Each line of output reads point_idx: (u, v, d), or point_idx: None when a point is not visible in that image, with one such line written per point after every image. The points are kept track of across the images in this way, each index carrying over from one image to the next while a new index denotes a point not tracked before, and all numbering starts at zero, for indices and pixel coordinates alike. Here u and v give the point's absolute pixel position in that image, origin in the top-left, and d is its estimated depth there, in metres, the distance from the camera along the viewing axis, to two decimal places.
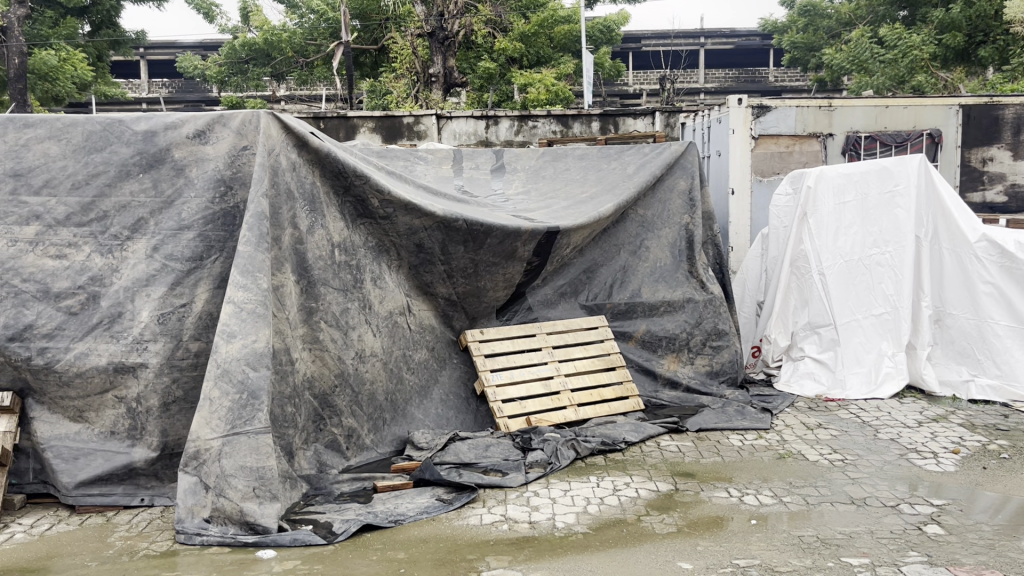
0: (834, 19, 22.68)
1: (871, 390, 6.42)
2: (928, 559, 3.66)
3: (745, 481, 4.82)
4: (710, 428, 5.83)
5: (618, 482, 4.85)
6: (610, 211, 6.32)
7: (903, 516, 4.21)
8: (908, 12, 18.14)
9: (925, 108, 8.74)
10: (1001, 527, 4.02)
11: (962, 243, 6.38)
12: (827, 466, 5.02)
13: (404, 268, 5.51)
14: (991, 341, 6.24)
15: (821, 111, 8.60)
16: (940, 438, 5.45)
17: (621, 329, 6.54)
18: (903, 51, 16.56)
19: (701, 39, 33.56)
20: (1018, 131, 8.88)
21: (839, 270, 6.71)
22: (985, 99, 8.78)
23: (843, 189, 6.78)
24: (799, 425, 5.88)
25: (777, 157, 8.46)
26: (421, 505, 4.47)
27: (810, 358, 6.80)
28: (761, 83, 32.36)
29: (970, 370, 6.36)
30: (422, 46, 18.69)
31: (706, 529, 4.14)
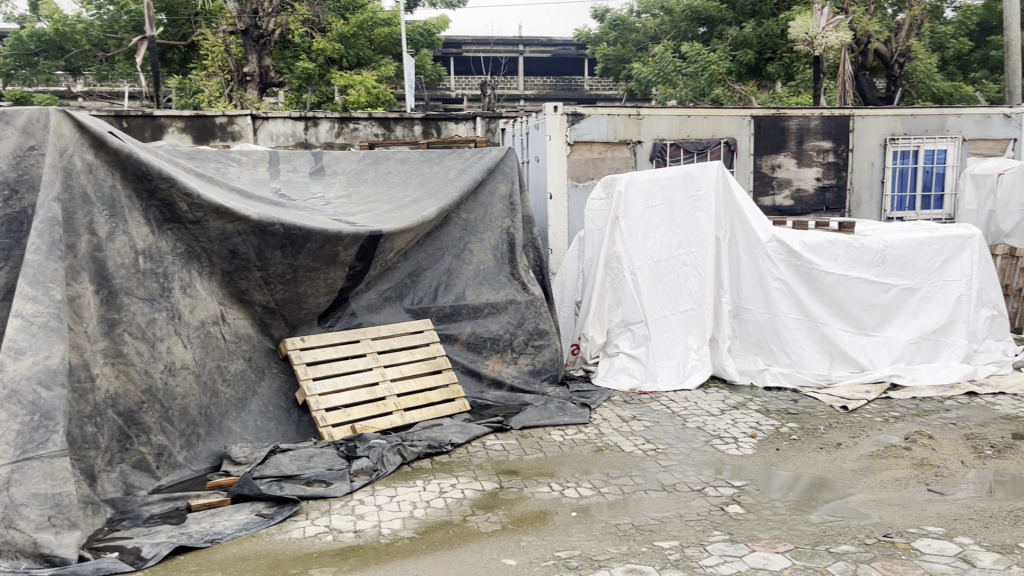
0: (641, 33, 23.90)
1: (680, 381, 6.87)
2: (730, 537, 3.95)
3: (566, 475, 4.99)
4: (532, 425, 5.98)
5: (444, 484, 4.88)
6: (432, 215, 6.36)
7: (708, 498, 4.52)
8: (706, 29, 19.44)
9: (721, 118, 9.39)
10: (792, 503, 4.41)
11: (755, 243, 6.95)
12: (641, 456, 5.29)
13: (216, 275, 5.26)
14: (782, 333, 6.88)
15: (631, 119, 9.05)
16: (740, 424, 5.89)
17: (446, 331, 6.58)
18: (703, 66, 17.74)
19: (519, 47, 34.47)
20: (801, 141, 9.63)
21: (648, 269, 7.05)
22: (772, 111, 9.52)
23: (650, 193, 7.13)
24: (615, 418, 6.16)
25: (591, 163, 8.88)
26: (239, 522, 4.29)
27: (624, 354, 7.13)
28: (578, 91, 33.61)
29: (765, 360, 6.97)
30: (236, 44, 17.93)
31: (529, 525, 4.26)
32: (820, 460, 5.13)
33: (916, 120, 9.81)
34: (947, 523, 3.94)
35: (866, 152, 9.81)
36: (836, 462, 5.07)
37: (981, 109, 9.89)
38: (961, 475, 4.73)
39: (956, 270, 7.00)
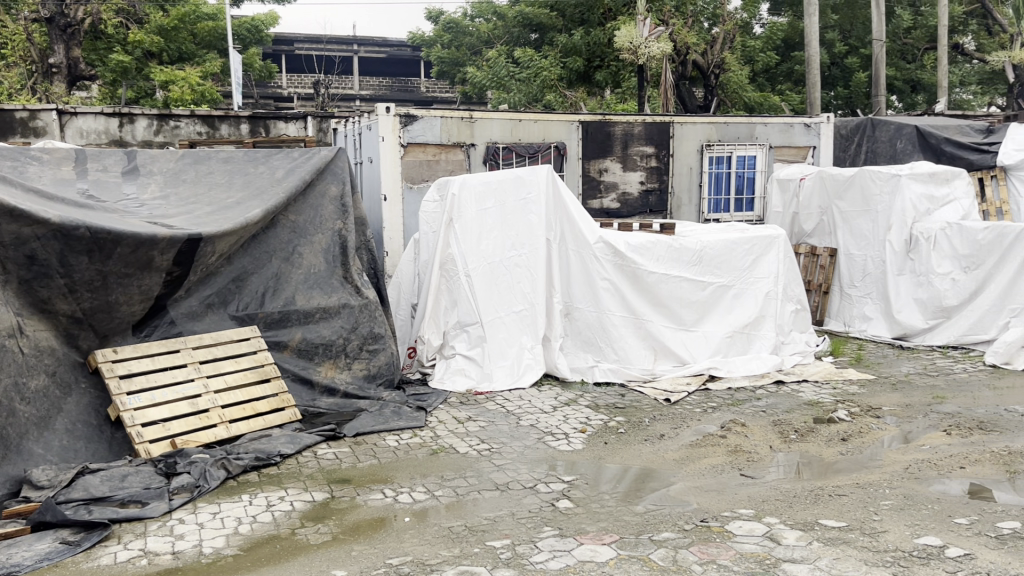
0: (475, 37, 24.12)
1: (514, 381, 6.94)
2: (559, 532, 4.04)
3: (400, 480, 4.93)
4: (367, 431, 5.86)
5: (272, 497, 4.70)
6: (258, 217, 6.11)
7: (539, 494, 4.61)
8: (538, 35, 19.89)
9: (551, 123, 9.62)
10: (618, 495, 4.57)
11: (584, 244, 7.18)
12: (475, 457, 5.31)
13: (11, 284, 4.88)
14: (610, 330, 7.13)
15: (463, 122, 9.09)
16: (570, 420, 6.05)
17: (274, 338, 6.33)
18: (535, 72, 18.14)
19: (353, 46, 34.00)
20: (625, 146, 10.02)
21: (483, 270, 7.12)
22: (599, 117, 9.86)
23: (483, 196, 7.24)
24: (451, 420, 6.16)
25: (425, 165, 8.86)
26: (40, 551, 3.94)
27: (460, 355, 7.12)
28: (414, 93, 33.43)
29: (594, 357, 7.19)
30: (39, 33, 16.55)
31: (361, 533, 4.17)
32: (645, 452, 5.35)
33: (729, 127, 10.45)
34: (757, 505, 4.21)
35: (684, 157, 10.35)
36: (659, 453, 5.31)
37: (785, 119, 10.67)
38: (769, 458, 5.08)
39: (764, 269, 7.58)
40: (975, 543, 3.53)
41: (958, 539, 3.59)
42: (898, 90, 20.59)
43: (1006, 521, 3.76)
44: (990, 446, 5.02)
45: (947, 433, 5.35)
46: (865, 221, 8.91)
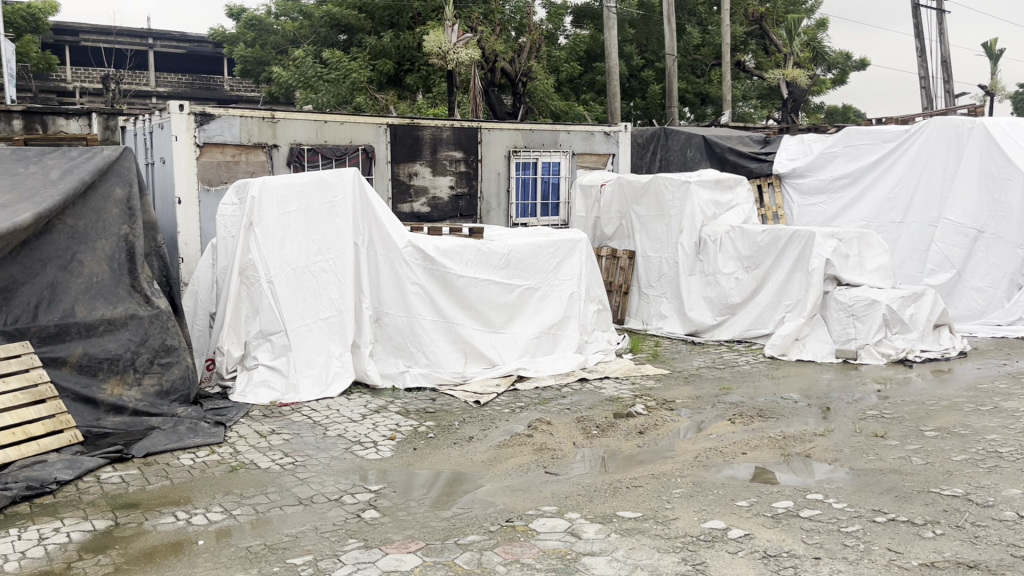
0: (280, 36, 23.32)
1: (322, 390, 6.70)
2: (364, 543, 3.95)
3: (195, 501, 4.63)
4: (158, 451, 5.46)
5: (45, 529, 4.26)
6: (27, 221, 5.55)
7: (345, 506, 4.48)
8: (346, 36, 19.55)
9: (358, 125, 9.43)
10: (426, 502, 4.53)
11: (392, 248, 7.09)
12: (278, 472, 5.09)
13: None
14: (420, 334, 7.09)
15: (265, 122, 8.75)
16: (380, 427, 5.95)
17: (49, 354, 5.75)
18: (344, 74, 17.81)
19: (149, 40, 31.56)
20: (435, 151, 10.00)
21: (287, 276, 6.82)
22: (407, 120, 9.77)
23: (286, 199, 6.95)
24: (252, 435, 5.87)
25: (223, 167, 8.46)
26: None
27: (263, 366, 6.79)
28: (217, 91, 31.78)
29: (405, 362, 7.12)
30: None
31: (148, 562, 3.87)
32: (453, 455, 5.35)
33: (535, 133, 10.72)
34: (560, 501, 4.32)
35: (493, 162, 10.50)
36: (467, 455, 5.33)
37: (586, 127, 11.11)
38: (572, 455, 5.24)
39: (568, 271, 7.87)
40: (754, 523, 3.80)
41: (739, 520, 3.84)
42: (690, 102, 22.06)
43: (781, 501, 4.07)
44: (768, 431, 5.44)
45: (732, 422, 5.75)
46: (660, 224, 9.46)
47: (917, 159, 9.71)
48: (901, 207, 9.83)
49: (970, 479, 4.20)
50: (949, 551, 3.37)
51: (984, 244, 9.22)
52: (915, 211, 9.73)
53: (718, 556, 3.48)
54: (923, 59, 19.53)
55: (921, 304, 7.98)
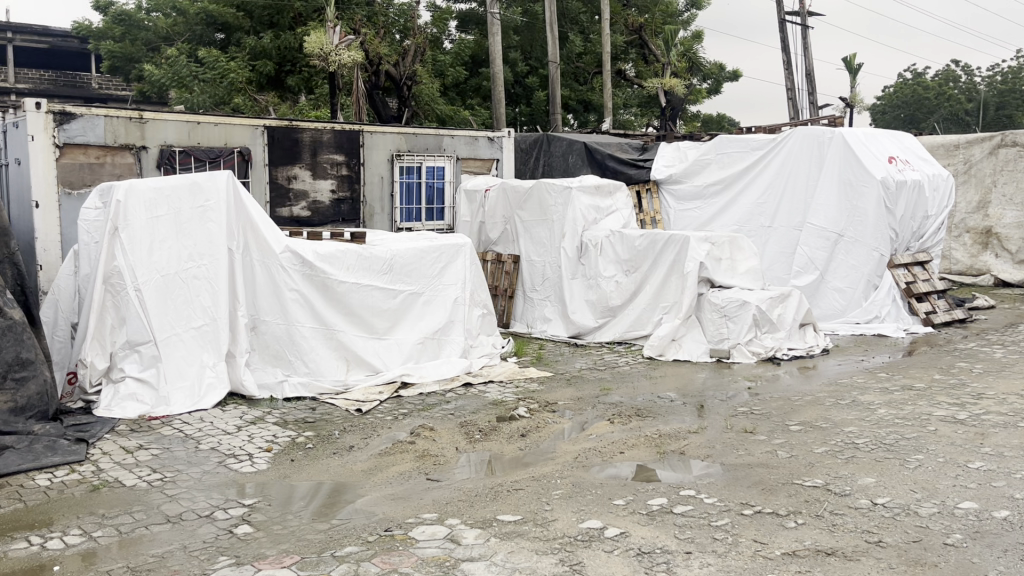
0: (152, 33, 22.30)
1: (195, 402, 6.42)
2: (235, 560, 3.80)
3: (52, 524, 4.34)
4: (11, 472, 5.10)
5: None
6: None
7: (216, 522, 4.31)
8: (224, 35, 18.92)
9: (232, 127, 9.13)
10: (303, 513, 4.40)
11: (269, 254, 6.90)
12: (145, 489, 4.84)
13: None
14: (299, 342, 6.92)
15: (131, 123, 8.37)
16: (256, 439, 5.76)
17: None
18: (221, 73, 17.22)
19: (8, 33, 29.50)
20: (315, 154, 9.79)
21: (156, 284, 6.51)
22: (285, 122, 9.53)
23: (154, 203, 6.64)
24: (117, 451, 5.56)
25: (87, 169, 8.04)
26: None
27: (131, 378, 6.46)
28: (84, 88, 30.07)
29: (284, 371, 6.91)
30: None
31: None
32: (332, 466, 5.23)
33: (418, 138, 10.66)
34: (440, 508, 4.29)
35: (375, 166, 10.36)
36: (346, 465, 5.22)
37: (470, 132, 11.12)
38: (455, 460, 5.22)
39: (452, 275, 7.85)
40: (630, 521, 3.88)
41: (615, 519, 3.91)
42: (573, 109, 22.45)
43: (656, 498, 4.17)
44: (645, 430, 5.58)
45: (612, 423, 5.87)
46: (543, 229, 9.59)
47: (783, 166, 10.23)
48: (769, 212, 10.32)
49: (829, 470, 4.43)
50: (809, 540, 3.53)
51: (843, 247, 9.77)
52: (782, 217, 10.23)
53: (594, 556, 3.54)
54: (789, 72, 20.58)
55: (787, 304, 8.37)
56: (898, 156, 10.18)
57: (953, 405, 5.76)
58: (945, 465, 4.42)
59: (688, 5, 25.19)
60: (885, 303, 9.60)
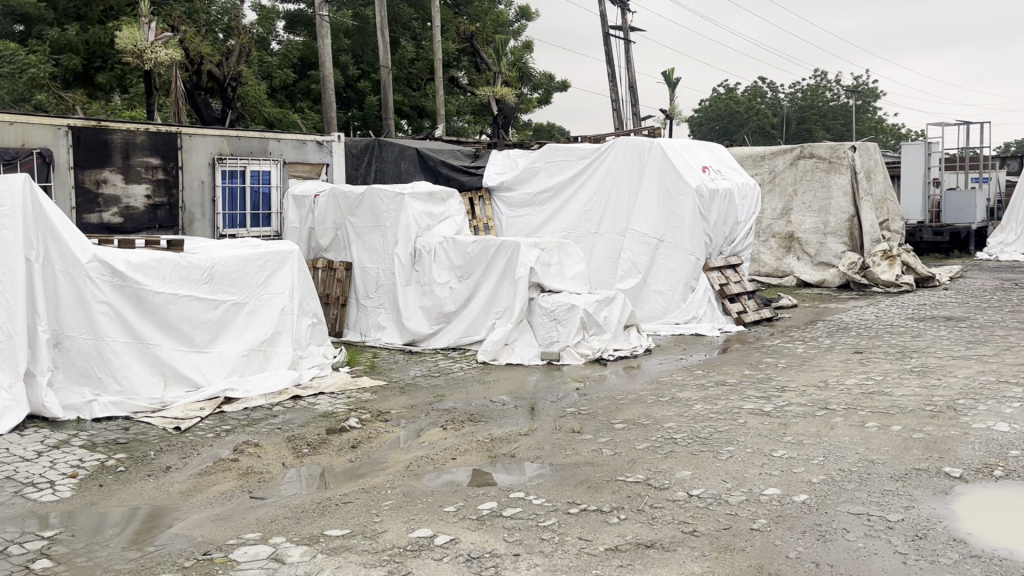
0: None
1: None
2: None
3: None
4: None
5: None
6: None
7: (10, 559, 3.92)
8: (23, 26, 17.40)
9: (31, 126, 8.39)
10: (113, 542, 4.09)
11: (74, 264, 6.37)
12: None
13: None
14: (109, 358, 6.42)
15: None
16: (59, 465, 5.30)
17: None
18: (19, 68, 15.82)
19: None
20: (127, 157, 9.20)
21: None
22: (93, 122, 8.89)
23: None
24: None
25: None
26: None
27: None
28: None
29: (92, 390, 6.40)
30: None
31: None
32: (146, 489, 4.90)
33: (241, 141, 10.23)
34: (264, 527, 4.12)
35: (195, 170, 9.86)
36: (162, 487, 4.91)
37: (297, 136, 10.81)
38: (281, 476, 5.03)
39: (279, 284, 7.61)
40: (460, 527, 3.88)
41: (445, 526, 3.90)
42: (407, 115, 22.36)
43: (485, 502, 4.20)
44: (477, 435, 5.62)
45: (445, 429, 5.86)
46: (374, 235, 9.47)
47: (607, 174, 10.64)
48: (595, 219, 10.66)
49: (650, 465, 4.63)
50: (630, 534, 3.67)
51: (663, 252, 10.30)
52: (607, 223, 10.60)
53: (423, 565, 3.51)
54: (614, 84, 21.50)
55: (613, 307, 8.70)
56: (710, 166, 10.86)
57: (760, 399, 6.18)
58: (753, 455, 4.73)
59: (518, 16, 25.74)
60: (702, 305, 10.18)
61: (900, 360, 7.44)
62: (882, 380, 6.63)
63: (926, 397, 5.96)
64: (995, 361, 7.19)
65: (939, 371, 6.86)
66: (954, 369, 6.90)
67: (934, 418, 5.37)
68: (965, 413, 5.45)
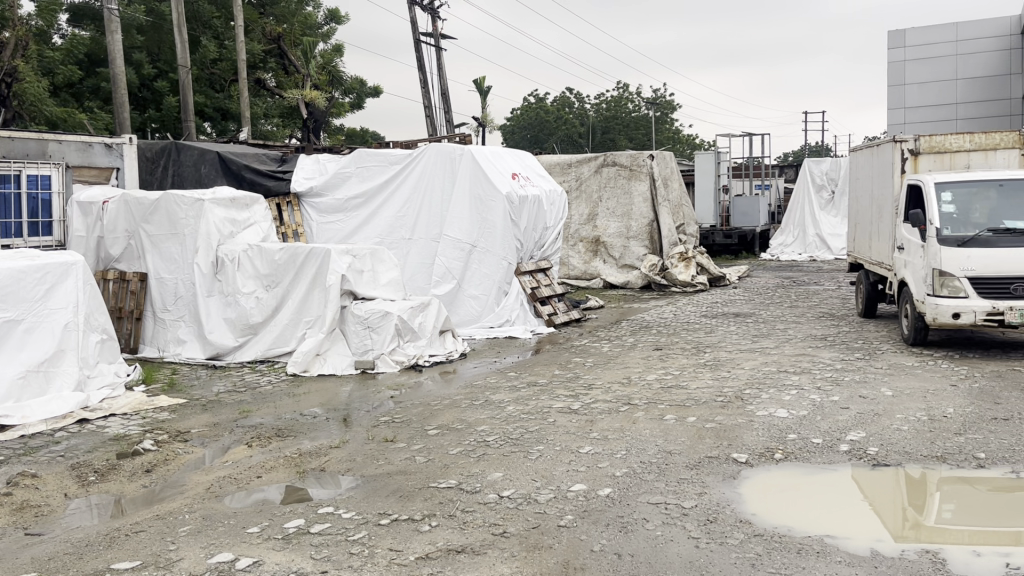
0: None
1: None
2: None
3: None
4: None
5: None
6: None
7: None
8: None
9: None
10: None
11: None
12: None
13: None
14: None
15: None
16: None
17: None
18: None
19: None
20: None
21: None
22: None
23: None
24: None
25: None
26: None
27: None
28: None
29: None
30: None
31: None
32: None
33: (15, 142, 9.29)
34: (41, 566, 3.73)
35: None
36: None
37: (81, 137, 9.95)
38: (62, 508, 4.59)
39: (60, 298, 6.96)
40: (264, 548, 3.70)
41: (248, 549, 3.71)
42: (210, 117, 21.31)
43: (292, 520, 4.04)
44: (285, 451, 5.40)
45: (250, 446, 5.59)
46: (173, 244, 8.92)
47: (419, 180, 10.63)
48: (408, 225, 10.58)
49: (463, 469, 4.64)
50: (441, 540, 3.66)
51: (476, 257, 10.41)
52: (420, 228, 10.55)
53: None
54: (425, 91, 21.53)
55: (427, 313, 8.66)
56: (520, 173, 11.12)
57: (569, 397, 6.39)
58: (561, 453, 4.86)
59: (327, 18, 25.19)
60: (515, 308, 10.44)
61: (695, 355, 7.95)
62: (679, 374, 7.05)
63: (717, 388, 6.39)
64: (776, 353, 7.84)
65: (728, 364, 7.38)
66: (741, 362, 7.45)
67: (724, 408, 5.77)
68: (751, 402, 5.89)
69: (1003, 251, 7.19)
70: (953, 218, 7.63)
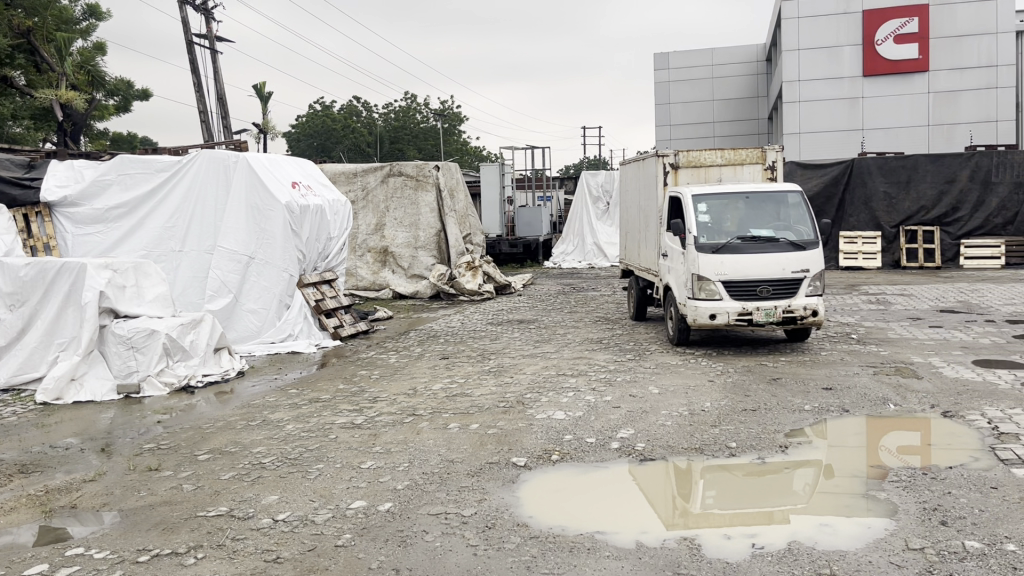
0: None
1: None
2: None
3: None
4: None
5: None
6: None
7: None
8: None
9: None
10: None
11: None
12: None
13: None
14: None
15: None
16: None
17: None
18: None
19: None
20: None
21: None
22: None
23: None
24: None
25: None
26: None
27: None
28: None
29: None
30: None
31: None
32: None
33: None
34: None
35: None
36: None
37: None
38: None
39: None
40: None
41: None
42: None
43: (33, 566, 3.61)
44: (30, 488, 4.84)
45: None
46: None
47: (191, 188, 10.03)
48: (179, 236, 9.91)
49: (234, 495, 4.39)
50: (208, 573, 3.42)
51: (255, 269, 9.95)
52: (192, 240, 9.93)
53: None
54: (200, 95, 20.39)
55: (199, 330, 8.14)
56: (301, 182, 10.81)
57: (352, 412, 6.25)
58: (342, 470, 4.73)
59: (85, 14, 23.19)
60: (298, 321, 10.09)
61: (480, 363, 8.07)
62: (463, 382, 7.13)
63: (499, 394, 6.52)
64: (556, 357, 8.14)
65: (511, 370, 7.56)
66: (523, 367, 7.67)
67: (506, 413, 5.88)
68: (531, 406, 6.06)
69: (751, 257, 7.90)
70: (708, 227, 8.31)
